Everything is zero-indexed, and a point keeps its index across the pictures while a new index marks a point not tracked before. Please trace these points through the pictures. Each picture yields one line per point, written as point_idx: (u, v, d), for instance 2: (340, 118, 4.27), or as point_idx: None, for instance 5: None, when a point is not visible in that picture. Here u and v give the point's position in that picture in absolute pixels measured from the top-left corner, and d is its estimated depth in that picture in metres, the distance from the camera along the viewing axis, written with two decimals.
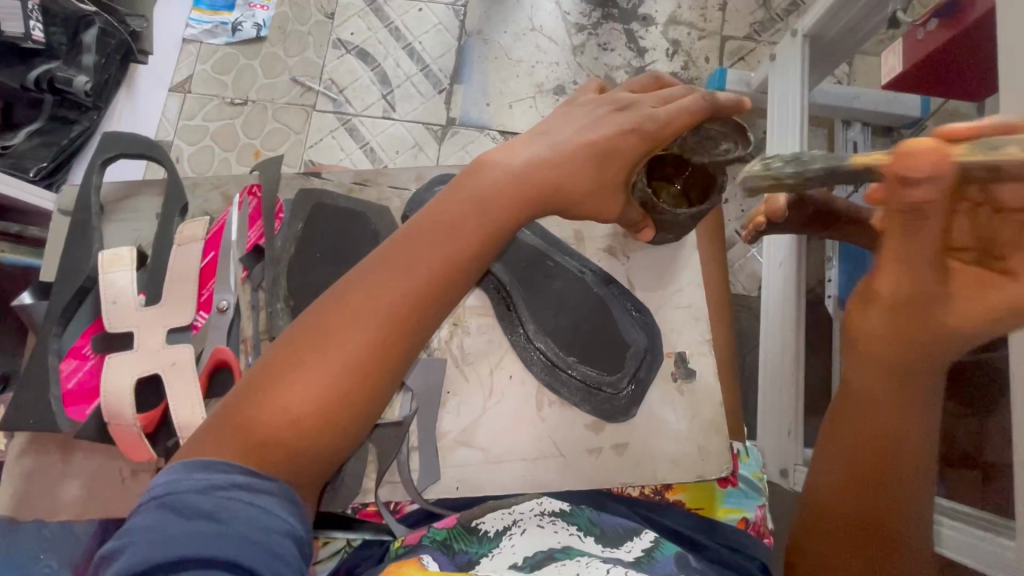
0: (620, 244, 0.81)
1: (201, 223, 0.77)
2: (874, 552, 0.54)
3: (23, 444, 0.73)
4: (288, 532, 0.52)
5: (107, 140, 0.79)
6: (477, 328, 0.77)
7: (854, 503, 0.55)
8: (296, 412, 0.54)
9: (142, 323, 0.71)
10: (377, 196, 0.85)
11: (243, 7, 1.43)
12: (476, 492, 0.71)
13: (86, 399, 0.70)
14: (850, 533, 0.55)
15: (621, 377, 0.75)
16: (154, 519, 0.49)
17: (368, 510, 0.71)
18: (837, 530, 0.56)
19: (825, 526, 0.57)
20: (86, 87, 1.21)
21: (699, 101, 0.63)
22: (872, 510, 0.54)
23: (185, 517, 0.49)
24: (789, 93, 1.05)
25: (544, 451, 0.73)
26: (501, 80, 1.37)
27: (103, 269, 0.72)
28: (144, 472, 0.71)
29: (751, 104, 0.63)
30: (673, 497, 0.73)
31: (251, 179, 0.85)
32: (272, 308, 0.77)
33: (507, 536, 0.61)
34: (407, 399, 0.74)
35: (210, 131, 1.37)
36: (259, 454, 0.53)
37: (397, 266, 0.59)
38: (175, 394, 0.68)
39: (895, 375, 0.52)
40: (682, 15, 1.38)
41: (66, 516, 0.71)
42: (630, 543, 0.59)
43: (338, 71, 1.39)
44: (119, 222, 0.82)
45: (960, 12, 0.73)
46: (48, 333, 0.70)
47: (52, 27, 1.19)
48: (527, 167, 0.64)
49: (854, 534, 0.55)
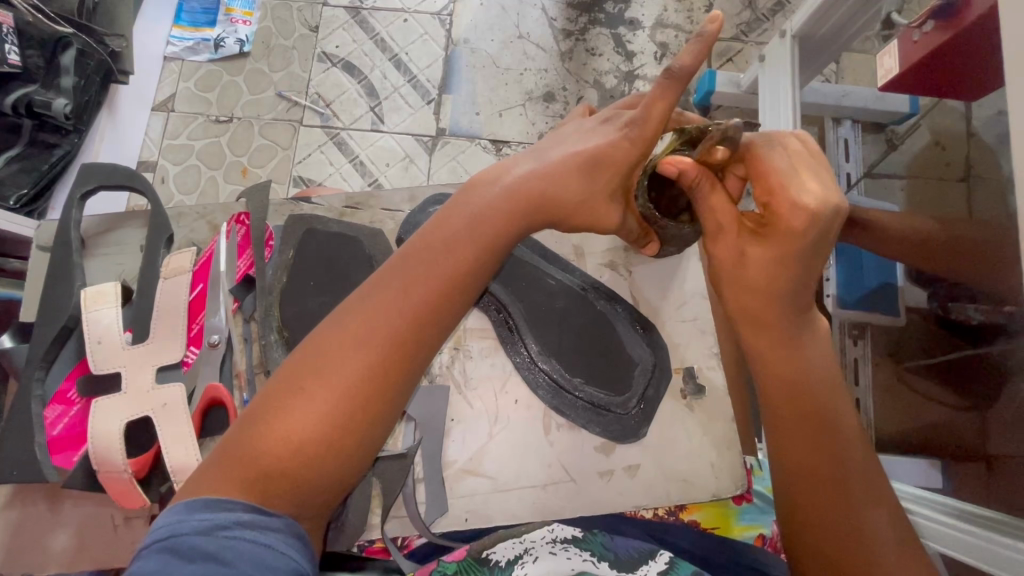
0: (622, 258, 0.79)
1: (187, 253, 0.74)
2: (837, 523, 0.52)
3: (7, 496, 0.69)
4: (295, 572, 0.50)
5: (86, 173, 0.76)
6: (479, 351, 0.75)
7: (800, 471, 0.54)
8: (298, 439, 0.52)
9: (130, 363, 0.68)
10: (370, 218, 0.82)
11: (225, 23, 1.40)
12: (486, 522, 0.69)
13: (74, 445, 0.67)
14: (822, 502, 0.53)
15: (630, 397, 0.73)
16: (158, 562, 0.47)
17: (374, 547, 0.68)
18: (813, 506, 0.53)
19: (799, 511, 0.54)
20: (66, 110, 1.17)
21: (665, 81, 0.56)
22: (831, 471, 0.53)
23: (187, 561, 0.47)
24: (780, 98, 1.04)
25: (554, 477, 0.71)
26: (490, 88, 1.35)
27: (86, 306, 0.69)
28: (140, 515, 0.68)
29: (721, 30, 0.50)
30: (688, 518, 0.72)
31: (239, 206, 0.83)
32: (266, 340, 0.74)
33: (519, 565, 0.58)
34: (409, 429, 0.71)
35: (195, 150, 1.34)
36: (261, 487, 0.51)
37: (395, 289, 0.56)
38: (167, 436, 0.65)
39: (766, 330, 0.55)
40: (669, 18, 1.36)
41: (60, 566, 0.68)
42: (644, 568, 0.57)
43: (324, 84, 1.37)
44: (103, 256, 0.80)
45: (954, 13, 0.71)
46: (31, 378, 0.67)
47: (29, 50, 1.16)
48: (523, 184, 0.62)
49: (819, 510, 0.53)
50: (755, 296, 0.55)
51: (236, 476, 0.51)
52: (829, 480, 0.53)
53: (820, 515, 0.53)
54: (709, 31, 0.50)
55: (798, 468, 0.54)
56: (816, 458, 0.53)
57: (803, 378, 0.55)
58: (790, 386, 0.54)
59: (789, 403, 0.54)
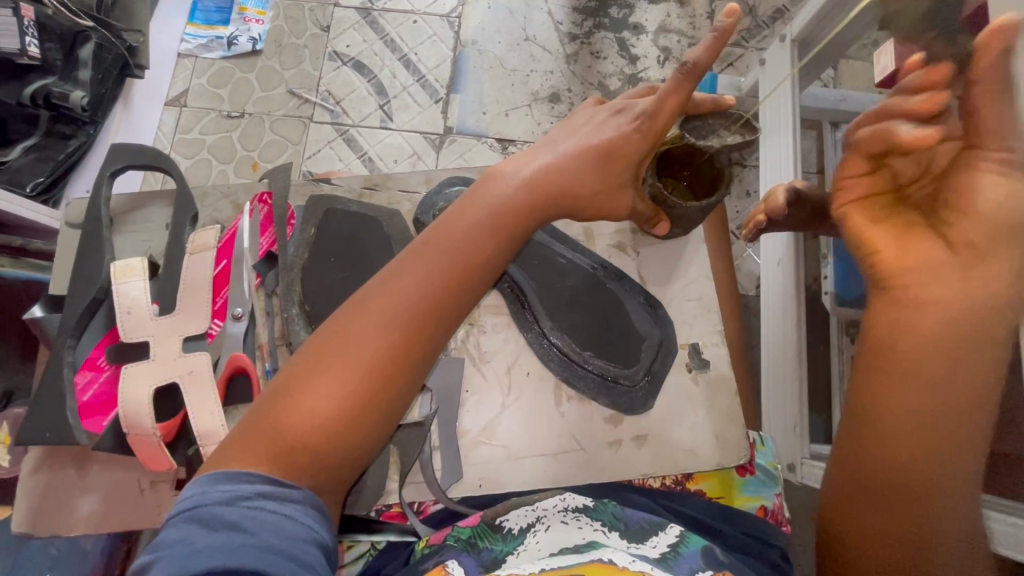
0: (630, 240, 0.82)
1: (211, 231, 0.77)
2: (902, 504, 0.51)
3: (37, 460, 0.72)
4: (314, 541, 0.51)
5: (114, 152, 0.79)
6: (493, 327, 0.78)
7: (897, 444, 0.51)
8: (323, 414, 0.54)
9: (157, 333, 0.71)
10: (388, 200, 0.84)
11: (239, 21, 1.44)
12: (498, 489, 0.71)
13: (102, 410, 0.70)
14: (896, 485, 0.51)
15: (637, 370, 0.76)
16: (183, 532, 0.48)
17: (391, 512, 0.71)
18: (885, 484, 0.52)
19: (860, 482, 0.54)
20: (83, 102, 1.19)
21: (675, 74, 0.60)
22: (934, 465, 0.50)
23: (212, 530, 0.48)
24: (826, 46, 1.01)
25: (564, 446, 0.73)
26: (497, 88, 1.39)
27: (114, 280, 0.72)
28: (164, 481, 0.71)
29: (737, 16, 0.55)
30: (694, 487, 0.75)
31: (261, 186, 0.86)
32: (288, 313, 0.76)
33: (531, 533, 0.60)
34: (427, 399, 0.73)
35: (208, 143, 1.37)
36: (284, 463, 0.53)
37: (412, 273, 0.59)
38: (195, 401, 0.68)
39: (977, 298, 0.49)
40: (671, 23, 1.41)
41: (84, 529, 0.71)
42: (655, 539, 0.58)
43: (334, 83, 1.41)
44: (130, 233, 0.82)
45: (949, 12, 0.75)
46: (62, 345, 0.70)
47: (48, 43, 1.18)
48: (540, 177, 0.64)
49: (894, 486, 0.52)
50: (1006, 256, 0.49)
51: (260, 450, 0.53)
52: (926, 466, 0.50)
53: (893, 492, 0.52)
54: (726, 25, 0.56)
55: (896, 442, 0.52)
56: (919, 442, 0.51)
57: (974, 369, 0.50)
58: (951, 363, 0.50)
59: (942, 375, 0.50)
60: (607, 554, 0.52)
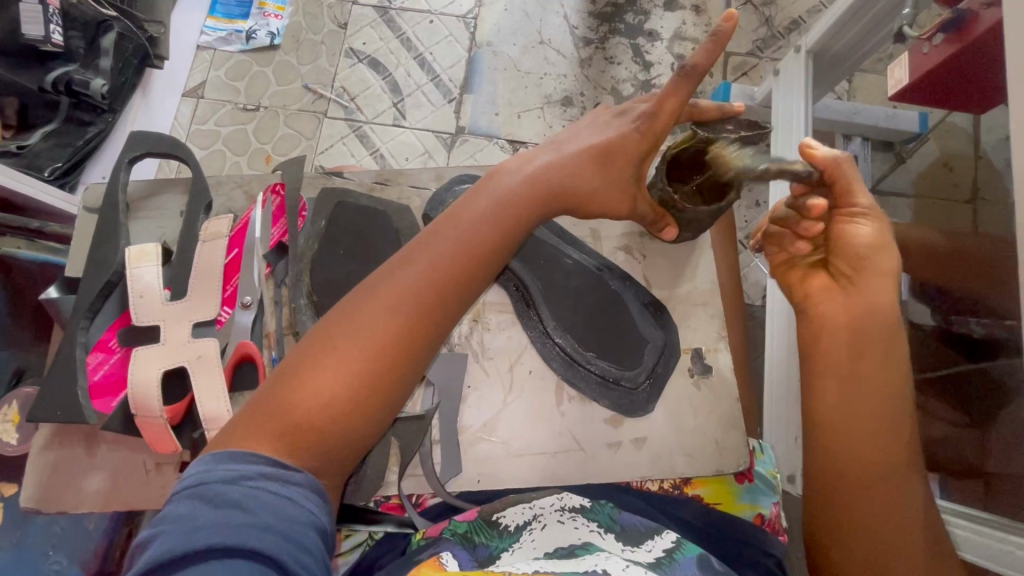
0: (637, 242, 0.82)
1: (224, 220, 0.78)
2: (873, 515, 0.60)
3: (48, 436, 0.73)
4: (312, 524, 0.51)
5: (133, 140, 0.81)
6: (497, 324, 0.78)
7: (856, 476, 0.61)
8: (328, 395, 0.55)
9: (168, 317, 0.72)
10: (398, 196, 0.85)
11: (257, 16, 1.46)
12: (497, 485, 0.72)
13: (112, 392, 0.72)
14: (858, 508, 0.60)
15: (639, 372, 0.76)
16: (186, 508, 0.49)
17: (390, 503, 0.72)
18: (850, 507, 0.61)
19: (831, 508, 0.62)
20: (103, 90, 1.21)
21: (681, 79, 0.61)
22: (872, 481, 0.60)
23: (214, 507, 0.49)
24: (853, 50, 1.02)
25: (563, 445, 0.74)
26: (510, 90, 1.40)
27: (129, 264, 0.73)
28: (169, 464, 0.72)
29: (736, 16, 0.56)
30: (691, 492, 0.75)
31: (274, 177, 0.87)
32: (296, 304, 0.78)
33: (527, 530, 0.61)
34: (429, 392, 0.75)
35: (223, 135, 1.39)
36: (291, 445, 0.54)
37: (421, 258, 0.60)
38: (202, 386, 0.69)
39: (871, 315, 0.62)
40: (687, 31, 1.41)
41: (89, 507, 0.72)
42: (650, 543, 0.58)
43: (349, 79, 1.42)
44: (145, 219, 0.84)
45: (965, 25, 0.74)
46: (76, 326, 0.72)
47: (71, 31, 1.20)
48: (544, 174, 0.65)
49: (853, 502, 0.61)
50: (887, 259, 0.62)
51: (269, 431, 0.54)
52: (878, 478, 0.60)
53: (863, 511, 0.60)
54: (723, 29, 0.58)
55: (845, 470, 0.62)
56: (853, 470, 0.61)
57: (875, 384, 0.62)
58: (865, 389, 0.62)
59: (853, 401, 0.62)
60: (601, 559, 0.52)
